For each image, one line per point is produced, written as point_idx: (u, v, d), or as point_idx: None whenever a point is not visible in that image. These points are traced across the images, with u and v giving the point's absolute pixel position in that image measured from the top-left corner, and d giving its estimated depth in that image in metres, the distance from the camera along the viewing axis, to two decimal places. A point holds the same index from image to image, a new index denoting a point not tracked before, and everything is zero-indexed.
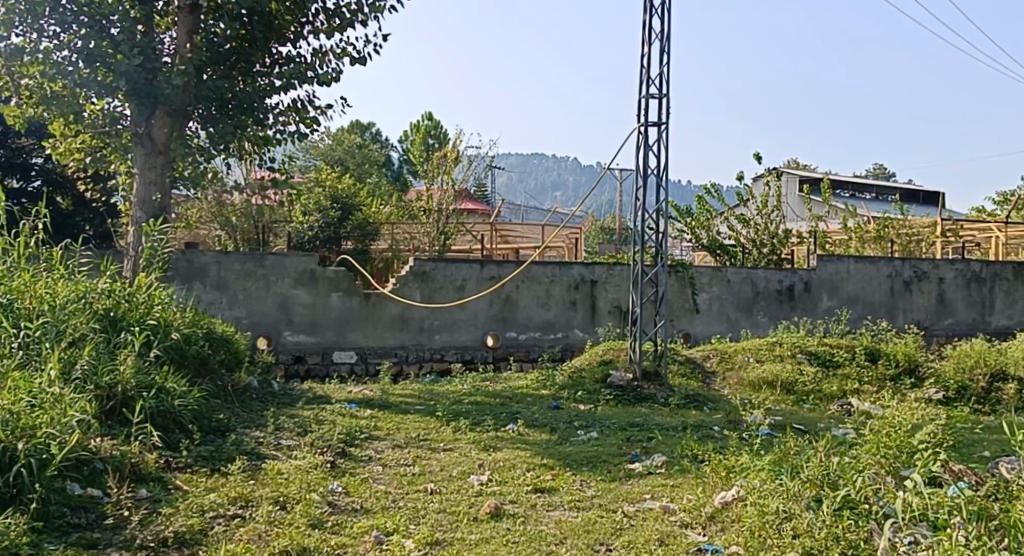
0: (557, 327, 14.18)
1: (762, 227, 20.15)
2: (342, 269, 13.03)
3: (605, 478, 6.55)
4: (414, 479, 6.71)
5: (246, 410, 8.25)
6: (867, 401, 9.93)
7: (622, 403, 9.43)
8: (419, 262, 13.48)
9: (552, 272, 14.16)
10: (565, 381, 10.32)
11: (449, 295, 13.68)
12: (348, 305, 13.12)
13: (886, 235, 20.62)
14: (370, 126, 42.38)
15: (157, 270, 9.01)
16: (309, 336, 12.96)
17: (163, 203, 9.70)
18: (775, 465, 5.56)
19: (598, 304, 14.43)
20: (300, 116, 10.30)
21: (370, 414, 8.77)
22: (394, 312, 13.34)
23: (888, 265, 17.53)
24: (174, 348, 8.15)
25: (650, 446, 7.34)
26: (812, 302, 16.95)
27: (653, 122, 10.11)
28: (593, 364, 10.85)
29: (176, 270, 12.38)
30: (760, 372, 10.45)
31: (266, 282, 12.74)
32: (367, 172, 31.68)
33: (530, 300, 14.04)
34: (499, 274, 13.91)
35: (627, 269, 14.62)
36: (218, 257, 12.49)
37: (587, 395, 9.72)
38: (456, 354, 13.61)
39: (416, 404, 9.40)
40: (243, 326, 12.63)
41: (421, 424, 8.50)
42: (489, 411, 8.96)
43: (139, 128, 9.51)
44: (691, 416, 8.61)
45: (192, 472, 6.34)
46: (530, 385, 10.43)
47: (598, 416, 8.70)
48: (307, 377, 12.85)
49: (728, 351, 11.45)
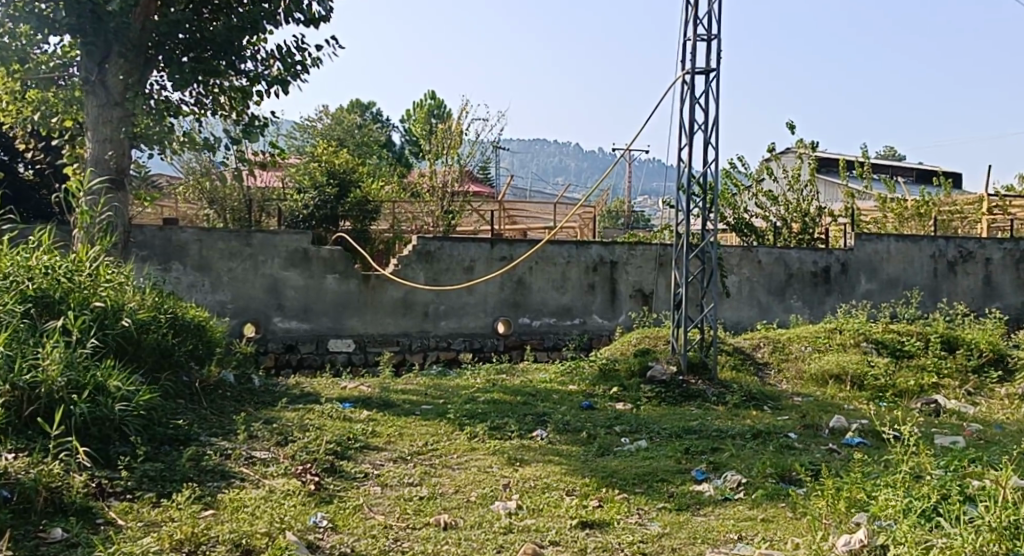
0: (574, 313, 12.66)
1: (794, 204, 18.61)
2: (338, 248, 11.53)
3: (669, 506, 5.05)
4: (423, 506, 5.20)
5: (217, 414, 6.74)
6: (953, 399, 8.41)
7: (668, 403, 7.92)
8: (422, 241, 11.94)
9: (569, 252, 12.63)
10: (597, 374, 8.82)
11: (457, 277, 12.14)
12: (345, 289, 11.62)
13: (928, 212, 19.08)
14: (370, 105, 40.65)
15: (107, 243, 7.47)
16: (303, 323, 11.46)
17: (119, 164, 8.06)
18: (917, 506, 4.08)
19: (619, 287, 12.90)
20: (286, 64, 8.76)
21: (368, 417, 7.27)
22: (396, 296, 11.83)
23: (931, 245, 15.95)
24: (127, 337, 6.62)
25: (719, 461, 5.81)
26: (849, 285, 15.41)
27: (702, 69, 8.59)
28: (627, 355, 9.33)
29: (152, 248, 10.81)
30: (822, 363, 8.96)
31: (253, 262, 11.23)
32: (367, 151, 30.01)
33: (545, 283, 12.51)
34: (511, 254, 12.36)
35: (650, 249, 13.07)
36: (200, 235, 10.96)
37: (624, 391, 8.22)
38: (464, 343, 12.09)
39: (421, 403, 7.89)
40: (228, 313, 11.12)
41: (429, 428, 7.01)
42: (510, 412, 7.46)
43: (91, 75, 7.90)
44: (755, 420, 7.10)
45: (134, 499, 4.84)
46: (555, 380, 8.93)
47: (645, 418, 7.20)
48: (300, 368, 11.32)
49: (780, 339, 9.95)
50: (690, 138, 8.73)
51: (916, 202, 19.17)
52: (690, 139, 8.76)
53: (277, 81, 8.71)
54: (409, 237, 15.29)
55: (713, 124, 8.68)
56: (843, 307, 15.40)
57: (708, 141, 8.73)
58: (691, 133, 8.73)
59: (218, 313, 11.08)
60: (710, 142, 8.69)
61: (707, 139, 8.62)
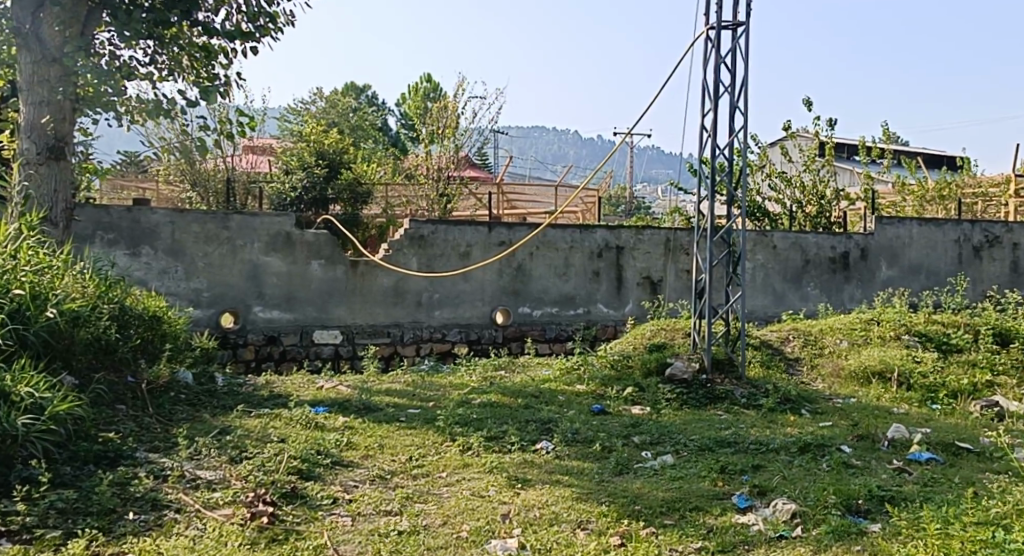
0: (577, 302, 11.61)
1: (811, 187, 17.52)
2: (324, 231, 10.46)
3: (709, 547, 4.02)
4: (403, 544, 4.16)
5: (162, 423, 5.68)
6: (1015, 399, 7.35)
7: (693, 408, 6.86)
8: (415, 223, 10.84)
9: (572, 236, 11.57)
10: (607, 373, 7.78)
11: (452, 263, 11.04)
12: (331, 275, 10.56)
13: (951, 195, 17.98)
14: (366, 89, 39.46)
15: (36, 219, 6.42)
16: (285, 313, 10.39)
17: (58, 131, 7.02)
18: None
19: (625, 274, 11.85)
20: (252, 16, 7.65)
21: (343, 424, 6.23)
22: (387, 284, 10.77)
23: (956, 228, 14.88)
24: (54, 332, 5.58)
25: (766, 484, 4.75)
26: (869, 273, 14.35)
27: (729, 23, 7.54)
28: (641, 350, 8.29)
29: (118, 230, 9.69)
30: (863, 360, 7.92)
31: (230, 247, 10.14)
32: (362, 135, 28.84)
33: (546, 270, 11.45)
34: (510, 238, 11.28)
35: (660, 233, 12.02)
36: (172, 216, 9.85)
37: (640, 393, 7.19)
38: (461, 334, 11.05)
39: (407, 407, 6.85)
40: (203, 302, 10.01)
41: (414, 439, 5.97)
42: (510, 418, 6.42)
43: (23, 27, 6.83)
44: (796, 429, 6.03)
45: (30, 543, 3.81)
46: (560, 379, 7.90)
47: (669, 427, 6.14)
48: (282, 363, 10.23)
49: (812, 332, 8.90)
50: (714, 102, 7.67)
51: (938, 183, 18.08)
52: (714, 103, 7.69)
53: (241, 37, 7.61)
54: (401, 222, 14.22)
55: (741, 86, 7.62)
56: (863, 296, 14.35)
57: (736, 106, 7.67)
58: (715, 97, 7.67)
59: (192, 302, 9.96)
60: (737, 106, 7.62)
61: (734, 102, 7.55)
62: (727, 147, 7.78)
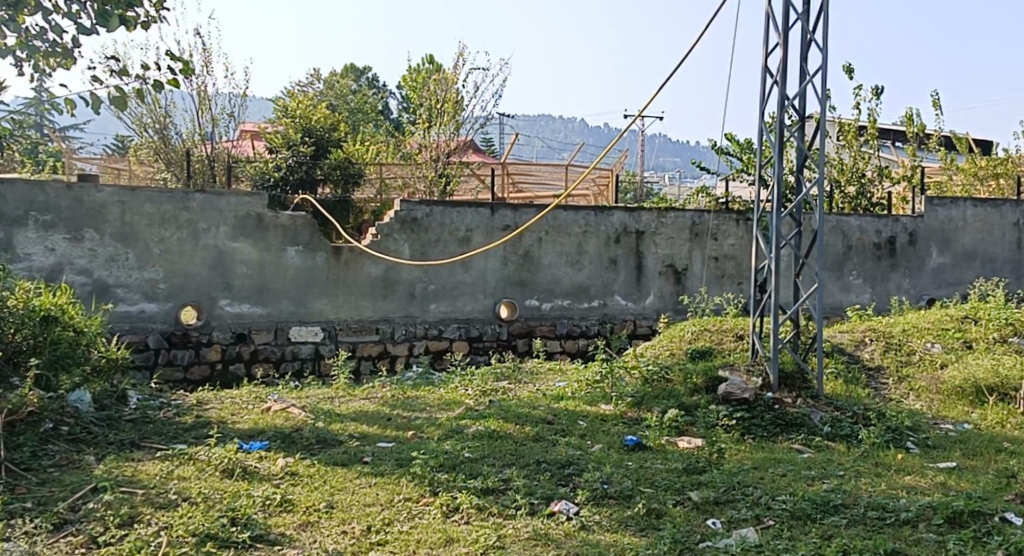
0: (591, 294, 9.82)
1: (852, 165, 15.63)
2: (302, 212, 8.59)
3: None
4: None
5: (12, 477, 3.98)
6: None
7: (761, 443, 5.10)
8: (405, 203, 8.99)
9: (586, 218, 9.76)
10: (642, 388, 6.02)
11: (450, 249, 9.22)
12: (309, 265, 8.68)
13: (1006, 173, 16.01)
14: (366, 70, 37.52)
15: None
16: (256, 307, 8.49)
17: None
18: None
19: (645, 262, 10.06)
20: None
21: (283, 470, 4.47)
22: (375, 274, 8.92)
23: (1016, 211, 12.84)
24: None
25: None
26: (919, 260, 12.24)
27: None
28: (681, 359, 6.53)
29: (60, 210, 7.77)
30: (970, 371, 6.13)
31: (191, 231, 8.23)
32: (361, 118, 26.93)
33: (556, 258, 9.65)
34: (517, 220, 9.45)
35: (686, 215, 10.20)
36: (122, 195, 7.95)
37: (689, 419, 5.44)
38: (460, 331, 9.23)
39: (378, 440, 5.12)
40: (159, 295, 8.12)
41: (380, 493, 4.22)
42: (516, 461, 4.68)
43: None
44: (924, 480, 4.24)
45: None
46: (581, 396, 6.16)
47: (739, 475, 4.36)
48: (253, 364, 8.39)
49: (892, 332, 7.10)
50: (782, 33, 6.01)
51: (993, 160, 16.09)
52: (782, 36, 6.05)
53: None
54: (392, 204, 12.45)
55: (817, 13, 5.93)
56: (912, 287, 12.25)
57: (810, 40, 6.02)
58: (784, 28, 6.02)
59: (145, 296, 8.09)
60: (811, 38, 5.92)
61: (808, 31, 5.88)
62: (798, 95, 6.09)
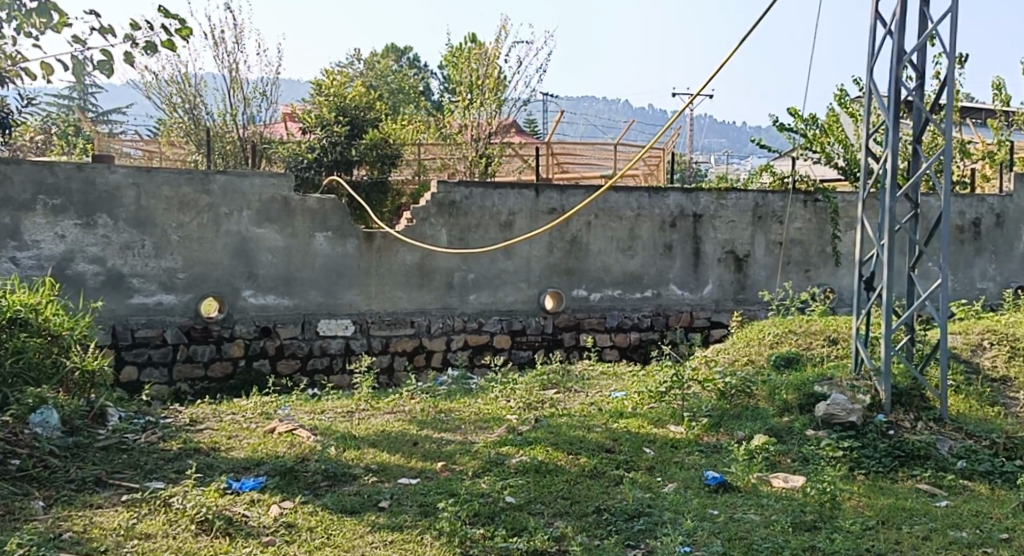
0: (645, 283, 8.78)
1: None
2: (330, 194, 7.66)
3: None
4: None
5: None
6: None
7: (878, 483, 4.03)
8: (443, 184, 8.00)
9: (641, 198, 8.70)
10: (719, 405, 4.99)
11: (492, 235, 8.21)
12: (339, 252, 7.72)
13: None
14: (407, 50, 36.56)
15: None
16: (281, 300, 7.55)
17: None
18: None
19: (704, 248, 8.98)
20: None
21: (280, 521, 3.53)
22: (411, 263, 7.94)
23: None
24: None
25: None
26: (1007, 244, 10.85)
27: None
28: (763, 367, 5.47)
29: (73, 194, 6.84)
30: None
31: (211, 216, 7.28)
32: (403, 98, 26.00)
33: (608, 244, 8.61)
34: (567, 202, 8.43)
35: (750, 195, 9.10)
36: (137, 175, 7.02)
37: (783, 448, 4.39)
38: (502, 324, 8.25)
39: (400, 475, 4.16)
40: (177, 286, 7.20)
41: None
42: (573, 509, 3.69)
43: None
44: None
45: None
46: (646, 413, 5.14)
47: (866, 538, 3.32)
48: (278, 361, 7.48)
49: (1014, 334, 5.94)
50: None
51: None
52: None
53: None
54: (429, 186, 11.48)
55: None
56: (999, 274, 10.86)
57: None
58: None
59: (162, 286, 7.17)
60: None
61: None
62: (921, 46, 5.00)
